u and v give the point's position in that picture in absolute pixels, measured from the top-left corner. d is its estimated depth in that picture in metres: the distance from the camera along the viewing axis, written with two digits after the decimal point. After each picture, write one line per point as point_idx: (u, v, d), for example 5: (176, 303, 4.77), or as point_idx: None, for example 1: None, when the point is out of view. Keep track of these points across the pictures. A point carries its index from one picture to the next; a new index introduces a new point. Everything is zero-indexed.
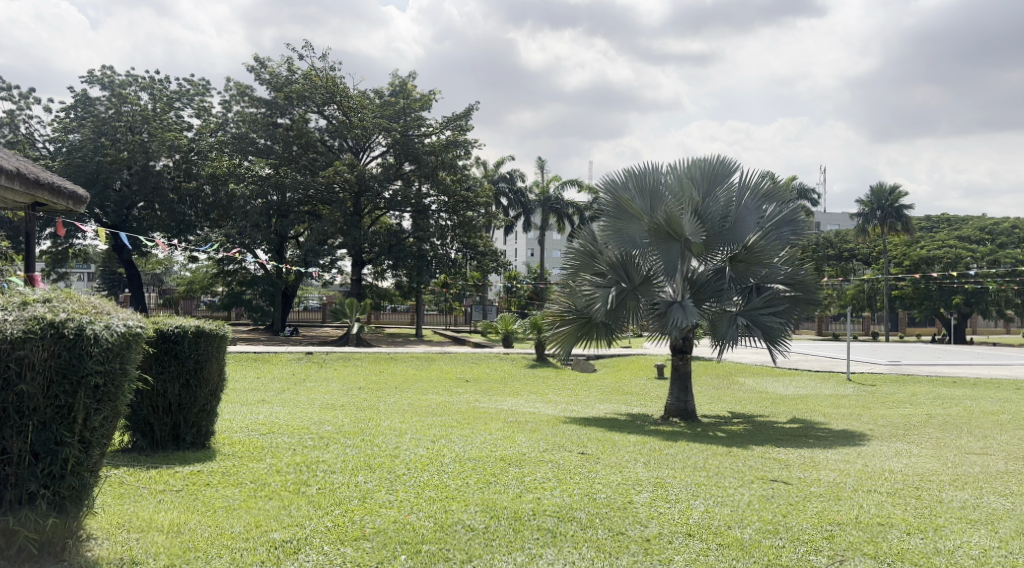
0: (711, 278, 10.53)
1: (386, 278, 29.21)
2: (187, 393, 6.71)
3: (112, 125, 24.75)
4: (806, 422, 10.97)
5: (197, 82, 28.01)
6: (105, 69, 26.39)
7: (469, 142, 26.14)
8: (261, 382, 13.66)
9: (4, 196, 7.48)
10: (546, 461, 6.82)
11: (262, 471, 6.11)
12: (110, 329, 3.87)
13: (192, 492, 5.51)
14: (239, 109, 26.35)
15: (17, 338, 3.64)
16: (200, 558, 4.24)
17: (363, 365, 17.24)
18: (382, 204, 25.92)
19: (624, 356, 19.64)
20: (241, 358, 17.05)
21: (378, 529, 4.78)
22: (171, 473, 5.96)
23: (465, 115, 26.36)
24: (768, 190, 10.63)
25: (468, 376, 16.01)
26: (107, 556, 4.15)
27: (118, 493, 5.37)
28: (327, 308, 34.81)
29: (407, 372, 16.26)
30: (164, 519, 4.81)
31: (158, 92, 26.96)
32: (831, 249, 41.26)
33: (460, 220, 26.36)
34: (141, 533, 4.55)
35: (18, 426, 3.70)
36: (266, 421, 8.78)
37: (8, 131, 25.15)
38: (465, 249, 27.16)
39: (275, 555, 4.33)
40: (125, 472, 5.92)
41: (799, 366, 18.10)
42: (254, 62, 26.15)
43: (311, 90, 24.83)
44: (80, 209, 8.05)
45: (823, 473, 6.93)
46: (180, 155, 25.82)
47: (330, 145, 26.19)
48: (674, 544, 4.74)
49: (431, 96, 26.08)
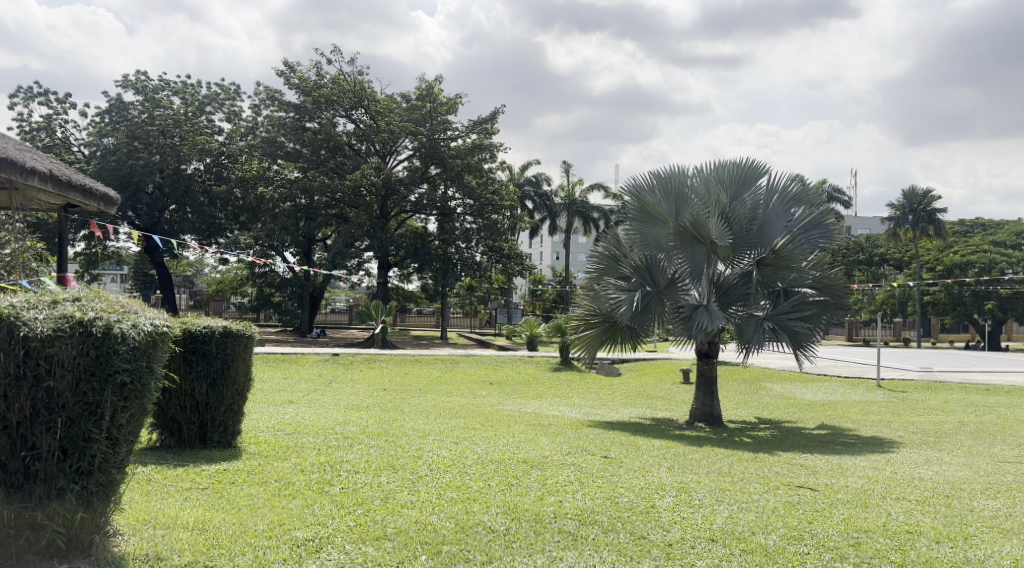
0: (738, 282, 10.42)
1: (412, 281, 29.40)
2: (214, 392, 6.80)
3: (145, 129, 25.11)
4: (834, 428, 10.82)
5: (227, 86, 28.36)
6: (138, 74, 26.82)
7: (496, 146, 26.14)
8: (288, 383, 13.77)
9: (36, 197, 7.59)
10: (568, 465, 6.78)
11: (287, 471, 6.17)
12: (138, 328, 3.93)
13: (217, 491, 5.56)
14: (269, 114, 26.63)
15: (47, 336, 3.72)
16: (224, 555, 4.29)
17: (389, 367, 17.33)
18: (407, 208, 26.05)
19: (650, 360, 19.53)
20: (270, 359, 17.25)
21: (399, 529, 4.80)
22: (198, 471, 6.04)
23: (491, 118, 26.37)
24: (797, 194, 10.49)
25: (492, 378, 16.04)
26: (133, 551, 4.21)
27: (145, 490, 5.46)
28: (354, 311, 35.08)
29: (433, 375, 16.33)
30: (189, 517, 4.87)
31: (189, 96, 27.39)
32: (861, 253, 40.68)
33: (485, 223, 26.27)
34: (167, 530, 4.60)
35: (47, 422, 3.77)
36: (292, 421, 8.83)
37: (45, 135, 25.69)
38: (491, 252, 27.16)
39: (297, 553, 4.36)
40: (153, 469, 6.00)
41: (828, 372, 17.88)
42: (283, 66, 26.37)
43: (339, 95, 25.02)
44: (111, 211, 8.16)
45: (852, 479, 6.83)
46: (211, 159, 26.14)
47: (357, 148, 26.37)
48: (697, 550, 4.69)
49: (458, 100, 26.14)
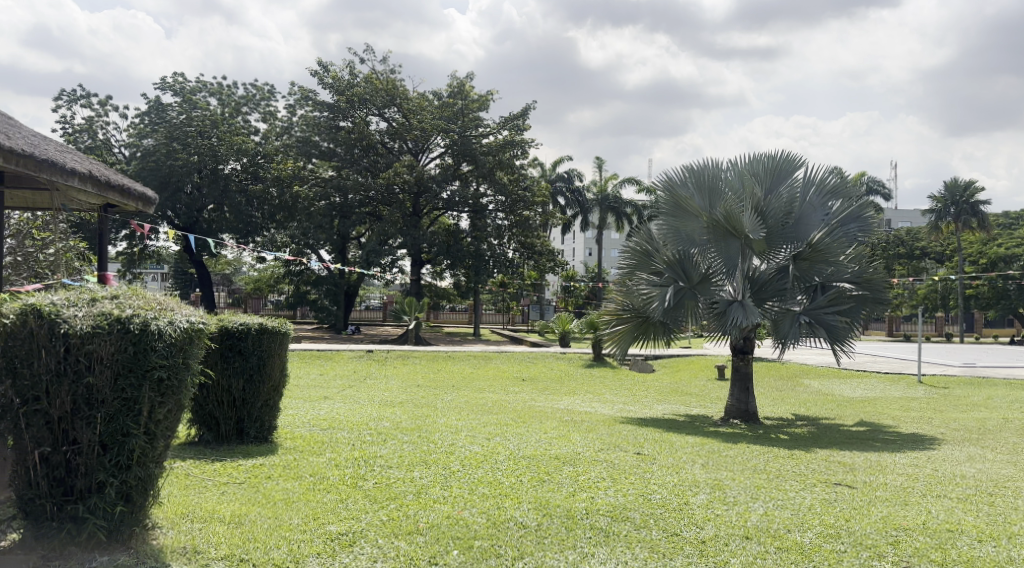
0: (774, 277, 10.25)
1: (444, 278, 29.54)
2: (251, 387, 6.90)
3: (183, 130, 25.54)
4: (874, 425, 10.63)
5: (262, 87, 28.73)
6: (176, 76, 27.30)
7: (527, 142, 26.11)
8: (323, 379, 13.93)
9: (76, 198, 7.76)
10: (601, 461, 6.76)
11: (321, 465, 6.24)
12: (174, 325, 4.01)
13: (253, 485, 5.65)
14: (303, 113, 26.92)
15: (86, 333, 3.79)
16: (259, 548, 4.35)
17: (422, 364, 17.44)
18: (440, 205, 26.15)
19: (685, 356, 19.36)
20: (305, 356, 17.46)
21: (431, 523, 4.83)
22: (235, 466, 6.14)
23: (523, 114, 26.35)
24: (834, 186, 10.32)
25: (525, 375, 16.06)
26: (171, 544, 4.29)
27: (184, 484, 5.56)
28: (388, 308, 35.36)
29: (465, 371, 16.38)
30: (226, 510, 4.95)
31: (226, 97, 27.81)
32: (902, 247, 39.83)
33: (517, 219, 26.33)
34: (204, 523, 4.69)
35: (87, 418, 3.85)
36: (327, 417, 8.94)
37: (87, 137, 26.29)
38: (523, 248, 27.17)
39: (331, 547, 4.41)
40: (191, 464, 6.12)
41: (866, 368, 17.56)
42: (318, 66, 26.62)
43: (371, 94, 25.24)
44: (150, 211, 8.32)
45: (890, 477, 6.72)
46: (248, 159, 26.53)
47: (389, 146, 26.55)
48: (732, 547, 4.65)
49: (490, 97, 26.15)
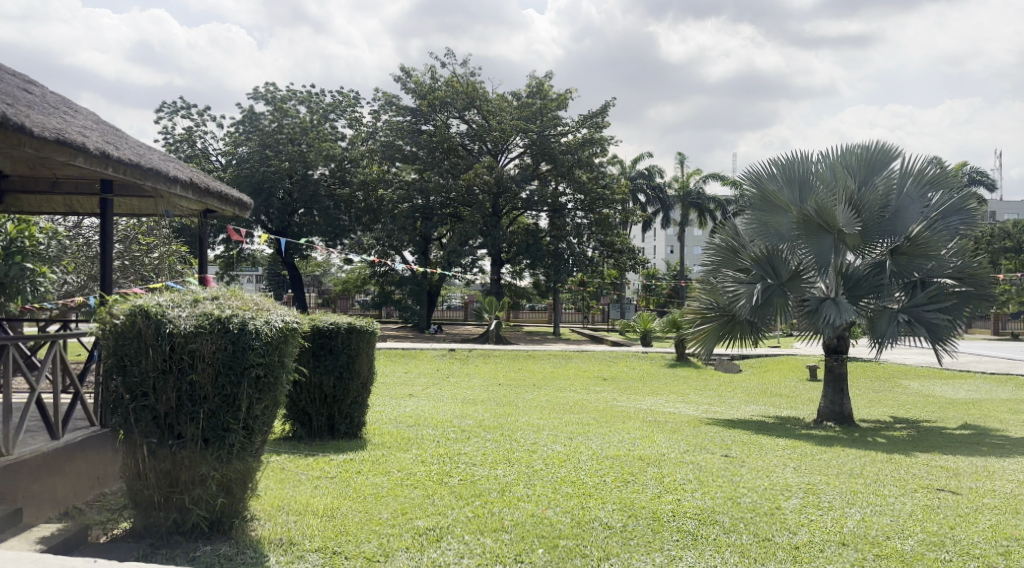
0: (870, 273, 9.84)
1: (524, 277, 29.67)
2: (341, 385, 7.11)
3: (275, 137, 26.53)
4: (979, 428, 10.06)
5: (348, 93, 29.50)
6: (268, 86, 28.31)
7: (607, 140, 25.96)
8: (408, 377, 14.22)
9: (179, 204, 8.16)
10: (687, 463, 6.65)
11: (408, 461, 6.37)
12: (270, 324, 4.16)
13: (344, 479, 5.82)
14: (387, 118, 27.48)
15: (189, 332, 3.98)
16: (351, 541, 4.47)
17: (503, 362, 17.56)
18: (520, 205, 26.26)
19: (773, 356, 18.84)
20: (390, 354, 17.87)
21: (516, 521, 4.86)
22: (326, 460, 6.34)
23: (603, 111, 26.18)
24: (934, 177, 9.85)
25: (607, 374, 15.97)
26: (269, 535, 4.45)
27: (279, 477, 5.78)
28: (470, 308, 35.77)
29: (547, 370, 16.42)
30: (319, 503, 5.12)
31: (314, 105, 28.69)
32: (1008, 240, 37.56)
33: (597, 218, 26.20)
34: (299, 515, 4.86)
35: (191, 413, 4.05)
36: (413, 414, 9.12)
37: (188, 146, 27.64)
38: (603, 247, 26.99)
39: (419, 542, 4.49)
40: (286, 458, 6.35)
41: (970, 368, 16.65)
42: (401, 72, 27.16)
43: (452, 97, 25.61)
44: (246, 215, 8.67)
45: (998, 483, 6.34)
46: (335, 164, 27.33)
47: (470, 148, 26.84)
48: (826, 553, 4.49)
49: (569, 95, 26.09)
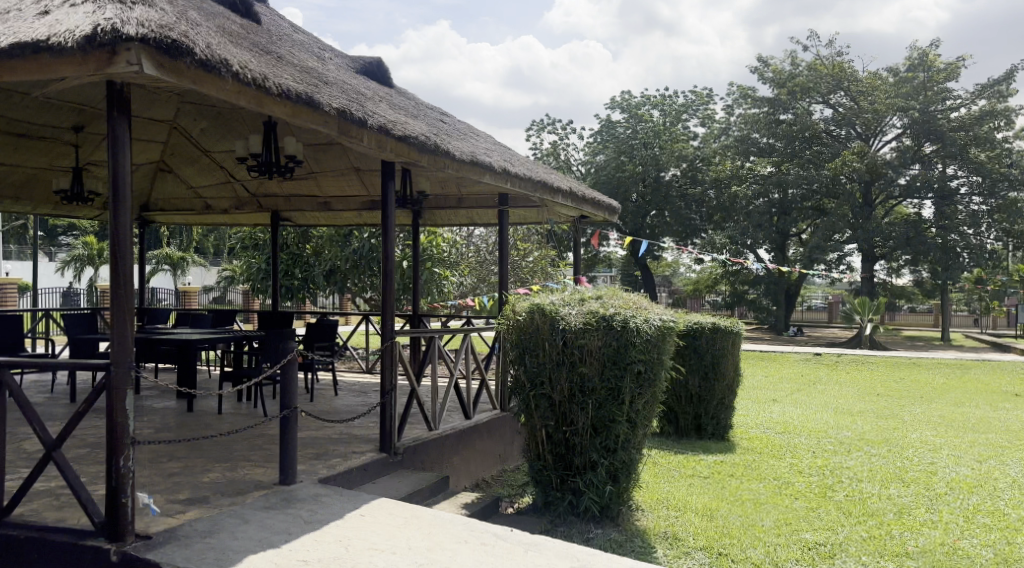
0: None
1: (902, 275, 26.56)
2: (707, 385, 7.11)
3: (630, 144, 27.64)
4: None
5: (702, 92, 29.25)
6: (625, 93, 29.25)
7: (1013, 110, 22.26)
8: (771, 382, 13.59)
9: (558, 212, 8.84)
10: None
11: (786, 470, 6.07)
12: (650, 321, 4.30)
13: (719, 481, 5.75)
14: (743, 112, 26.61)
15: (579, 329, 4.27)
16: (735, 543, 4.39)
17: (879, 370, 15.92)
18: (897, 194, 23.58)
19: None
20: (751, 357, 17.29)
21: (923, 548, 4.35)
22: (698, 460, 6.35)
23: (1006, 77, 22.39)
24: None
25: (1018, 388, 13.50)
26: (654, 528, 4.58)
27: (655, 473, 5.93)
28: (835, 309, 33.11)
29: (935, 380, 14.48)
30: (697, 503, 5.13)
31: (668, 107, 28.94)
32: None
33: (999, 203, 22.47)
34: (679, 512, 4.92)
35: (582, 404, 4.35)
36: (782, 421, 8.69)
37: (554, 159, 29.81)
38: (1007, 237, 23.02)
39: (810, 556, 4.25)
40: (659, 455, 6.50)
41: None
42: (758, 63, 26.23)
43: (816, 81, 24.20)
44: (616, 220, 9.11)
45: None
46: (687, 165, 27.17)
47: (836, 135, 24.84)
48: None
49: (961, 63, 22.83)
